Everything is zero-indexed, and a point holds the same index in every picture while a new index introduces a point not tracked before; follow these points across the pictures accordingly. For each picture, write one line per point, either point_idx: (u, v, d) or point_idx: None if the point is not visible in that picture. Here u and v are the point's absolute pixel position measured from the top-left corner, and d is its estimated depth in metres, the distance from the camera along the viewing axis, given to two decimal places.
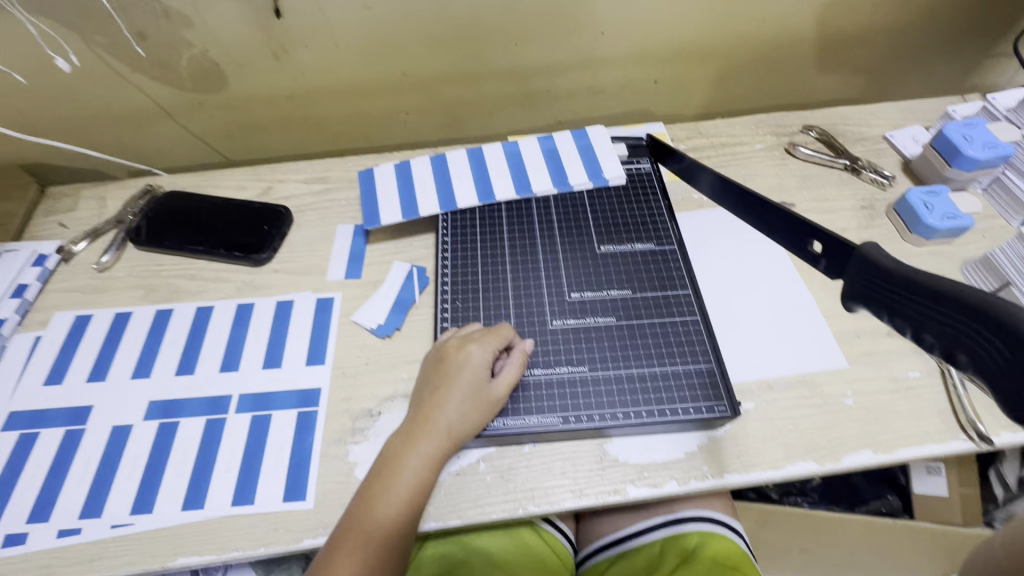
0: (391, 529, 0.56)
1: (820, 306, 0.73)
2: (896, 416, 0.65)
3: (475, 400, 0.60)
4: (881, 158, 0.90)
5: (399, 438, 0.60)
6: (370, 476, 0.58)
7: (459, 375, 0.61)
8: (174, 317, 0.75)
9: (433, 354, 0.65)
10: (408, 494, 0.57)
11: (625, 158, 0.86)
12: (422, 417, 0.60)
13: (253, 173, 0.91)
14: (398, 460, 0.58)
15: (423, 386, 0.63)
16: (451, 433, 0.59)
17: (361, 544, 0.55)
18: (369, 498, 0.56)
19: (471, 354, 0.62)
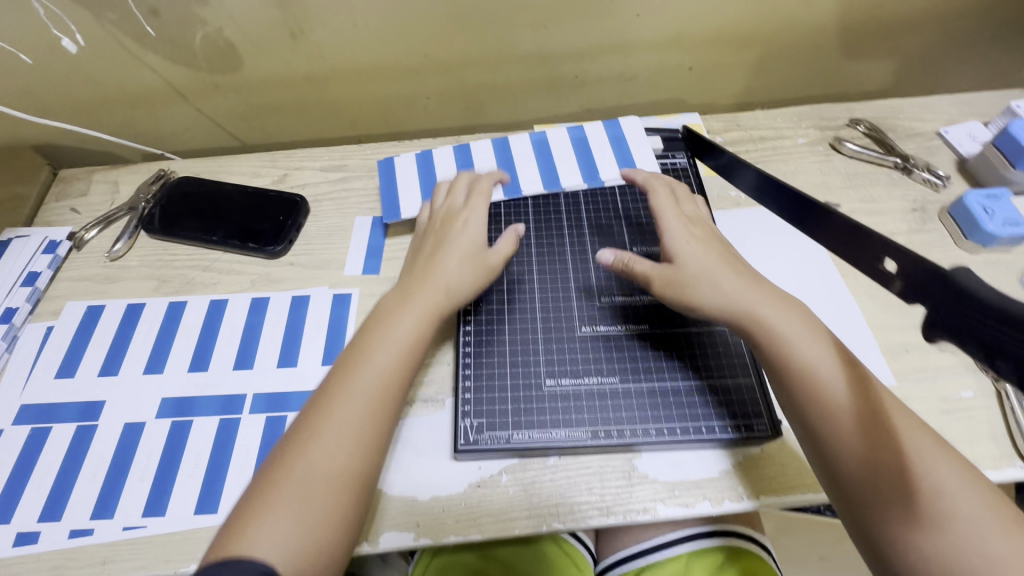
0: (386, 370, 0.56)
1: (866, 316, 0.69)
2: (948, 439, 0.60)
3: (473, 257, 0.64)
4: (934, 157, 0.84)
5: (394, 291, 0.63)
6: (361, 331, 0.60)
7: (456, 237, 0.66)
8: (187, 310, 0.72)
9: (427, 230, 0.70)
10: (405, 335, 0.58)
11: (659, 152, 0.82)
12: (420, 272, 0.64)
13: (269, 160, 0.88)
14: (393, 307, 0.61)
15: (418, 252, 0.67)
16: (447, 286, 0.62)
17: (353, 384, 0.55)
18: (362, 345, 0.58)
19: (460, 222, 0.68)
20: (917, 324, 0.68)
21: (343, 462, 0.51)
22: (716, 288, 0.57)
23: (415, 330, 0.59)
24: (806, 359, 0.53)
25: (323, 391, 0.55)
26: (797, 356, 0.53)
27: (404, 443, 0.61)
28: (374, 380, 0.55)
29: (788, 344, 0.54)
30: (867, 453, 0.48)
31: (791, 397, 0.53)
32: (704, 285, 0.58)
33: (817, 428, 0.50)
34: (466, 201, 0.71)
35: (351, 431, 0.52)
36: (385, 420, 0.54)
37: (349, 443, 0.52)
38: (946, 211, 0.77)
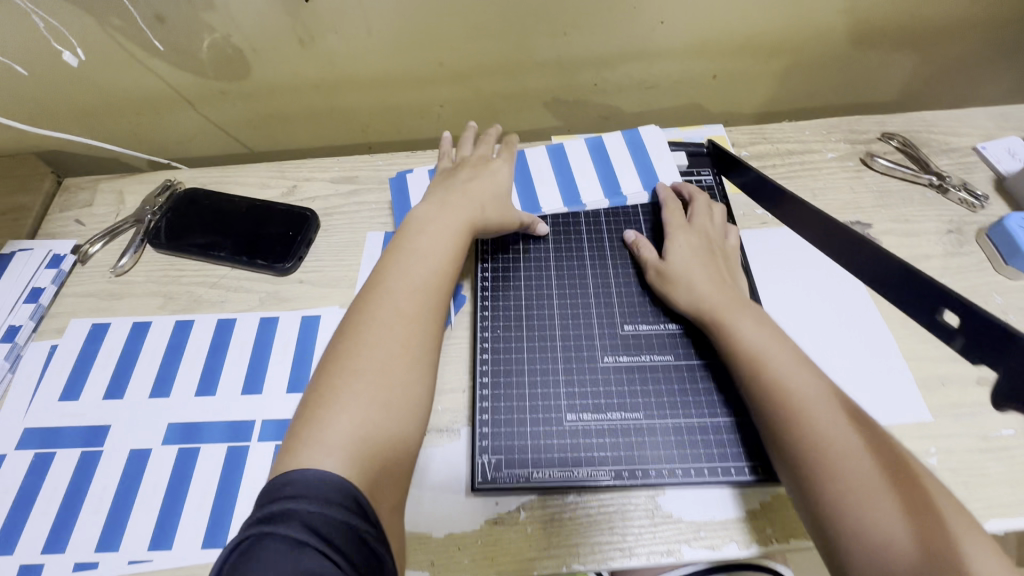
0: (434, 273, 0.59)
1: (899, 346, 0.66)
2: (989, 481, 0.57)
3: (505, 191, 0.71)
4: (970, 174, 0.80)
5: (427, 208, 0.66)
6: (395, 246, 0.62)
7: (486, 170, 0.72)
8: (194, 329, 0.70)
9: (448, 168, 0.74)
10: (448, 244, 0.62)
11: (684, 168, 0.79)
12: (455, 192, 0.68)
13: (278, 171, 0.85)
14: (431, 220, 0.64)
15: (444, 182, 0.71)
16: (486, 207, 0.67)
17: (406, 282, 0.58)
18: (404, 255, 0.60)
19: (493, 165, 0.72)
20: (953, 355, 0.65)
21: (408, 351, 0.54)
22: (693, 283, 0.62)
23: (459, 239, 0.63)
24: (760, 352, 0.55)
25: (365, 294, 0.57)
26: (750, 348, 0.55)
27: (418, 476, 0.59)
28: (426, 279, 0.59)
29: (742, 338, 0.56)
30: (815, 443, 0.49)
31: (746, 388, 0.55)
32: (684, 277, 0.63)
33: (767, 418, 0.52)
34: (489, 146, 0.77)
35: (408, 327, 0.55)
36: (439, 316, 0.58)
37: (406, 337, 0.54)
38: (984, 233, 0.74)
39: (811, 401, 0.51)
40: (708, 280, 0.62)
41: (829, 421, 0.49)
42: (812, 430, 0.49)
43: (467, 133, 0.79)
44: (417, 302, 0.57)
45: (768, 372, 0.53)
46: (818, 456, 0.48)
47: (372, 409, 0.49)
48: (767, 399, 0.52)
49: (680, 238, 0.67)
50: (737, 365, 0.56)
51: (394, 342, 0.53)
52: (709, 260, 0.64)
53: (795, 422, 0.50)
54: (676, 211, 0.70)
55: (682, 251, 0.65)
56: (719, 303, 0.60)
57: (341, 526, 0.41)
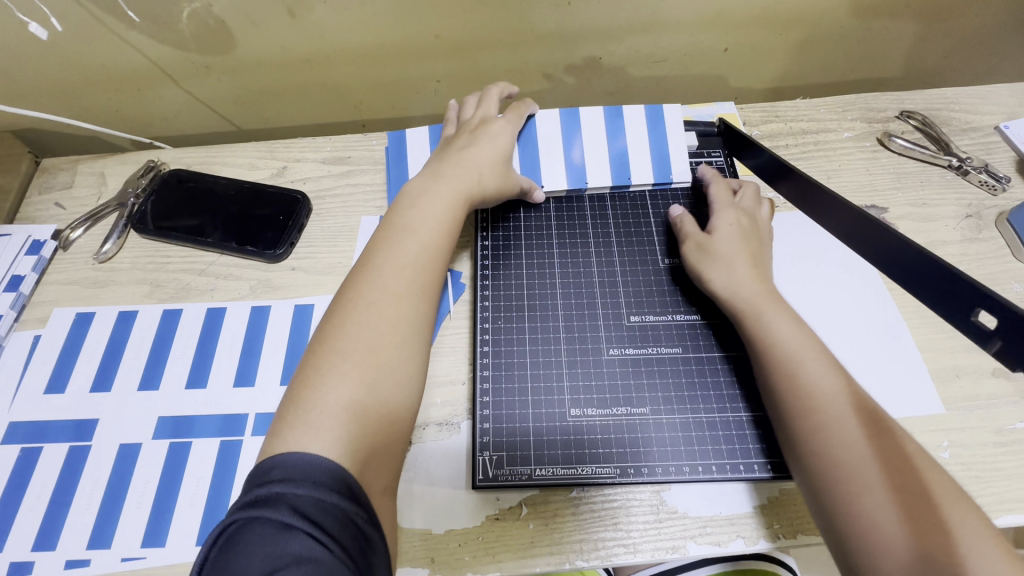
0: (426, 248, 0.56)
1: (913, 336, 0.64)
2: (1002, 477, 0.56)
3: (503, 153, 0.67)
4: (991, 155, 0.77)
5: (421, 178, 0.63)
6: (388, 218, 0.60)
7: (485, 135, 0.67)
8: (183, 318, 0.68)
9: (450, 134, 0.71)
10: (441, 215, 0.59)
11: (694, 149, 0.75)
12: (450, 160, 0.64)
13: (267, 151, 0.81)
14: (422, 189, 0.61)
15: (442, 150, 0.67)
16: (480, 173, 0.64)
17: (392, 254, 0.55)
18: (392, 228, 0.58)
19: (493, 127, 0.68)
20: (968, 345, 0.63)
21: (395, 325, 0.51)
22: (724, 274, 0.59)
23: (449, 207, 0.60)
24: (790, 353, 0.52)
25: (354, 271, 0.55)
26: (781, 347, 0.52)
27: (418, 471, 0.57)
28: (413, 250, 0.56)
29: (772, 335, 0.53)
30: (836, 450, 0.46)
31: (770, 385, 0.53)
32: (713, 265, 0.60)
33: (789, 418, 0.50)
34: (493, 107, 0.72)
35: (395, 303, 0.52)
36: (428, 286, 0.55)
37: (395, 315, 0.51)
38: (1004, 217, 0.71)
39: (837, 409, 0.48)
40: (742, 271, 0.59)
41: (856, 432, 0.47)
42: (835, 436, 0.47)
43: (472, 99, 0.74)
44: (405, 276, 0.54)
45: (793, 374, 0.51)
46: (838, 464, 0.46)
47: (358, 391, 0.47)
48: (792, 399, 0.50)
49: (717, 223, 0.63)
50: (763, 362, 0.53)
51: (378, 320, 0.51)
52: (745, 248, 0.61)
53: (818, 426, 0.48)
54: (718, 194, 0.66)
55: (715, 237, 0.62)
56: (748, 297, 0.57)
57: (333, 511, 0.39)
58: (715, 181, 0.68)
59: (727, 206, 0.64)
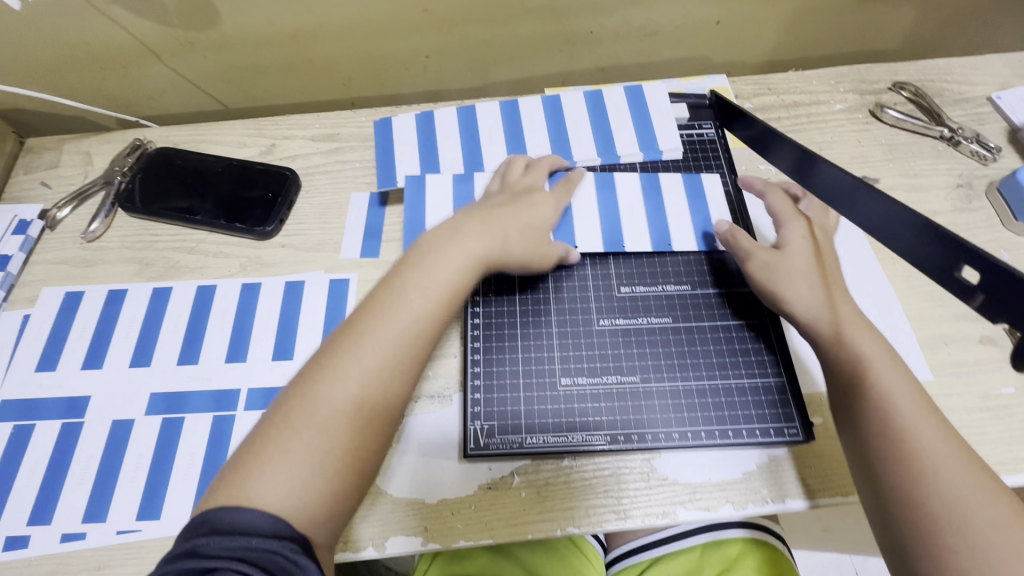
0: (433, 316, 0.50)
1: (902, 305, 0.64)
2: (986, 440, 0.56)
3: (535, 228, 0.60)
4: (983, 125, 0.77)
5: (437, 234, 0.56)
6: (394, 270, 0.53)
7: (527, 202, 0.61)
8: (173, 296, 0.67)
9: (492, 191, 0.64)
10: (457, 281, 0.53)
11: (684, 121, 0.75)
12: (480, 215, 0.58)
13: (255, 128, 0.80)
14: (434, 247, 0.54)
15: (475, 207, 0.60)
16: (506, 243, 0.57)
17: (383, 325, 0.48)
18: (391, 290, 0.51)
19: (540, 198, 0.63)
20: (957, 314, 0.63)
21: (367, 408, 0.46)
22: (807, 290, 0.55)
23: (460, 277, 0.53)
24: (882, 380, 0.49)
25: (339, 331, 0.49)
26: (874, 374, 0.49)
27: (409, 442, 0.58)
28: (408, 323, 0.49)
29: (863, 360, 0.50)
30: (934, 485, 0.43)
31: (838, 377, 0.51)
32: (791, 283, 0.56)
33: (877, 446, 0.47)
34: (541, 171, 0.66)
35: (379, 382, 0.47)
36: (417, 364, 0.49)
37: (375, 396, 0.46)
38: (995, 187, 0.71)
39: (936, 441, 0.45)
40: (823, 291, 0.55)
41: (956, 467, 0.44)
42: (932, 469, 0.44)
43: (519, 159, 0.68)
44: (384, 353, 0.47)
45: (887, 401, 0.48)
46: (936, 497, 0.43)
47: (317, 473, 0.43)
48: (884, 427, 0.47)
49: (792, 238, 0.60)
50: (849, 386, 0.50)
51: (354, 405, 0.45)
52: (821, 267, 0.57)
53: (914, 457, 0.45)
54: (787, 208, 0.62)
55: (789, 254, 0.58)
56: (831, 319, 0.53)
57: (256, 548, 0.38)
58: (772, 191, 0.64)
59: (799, 221, 0.61)
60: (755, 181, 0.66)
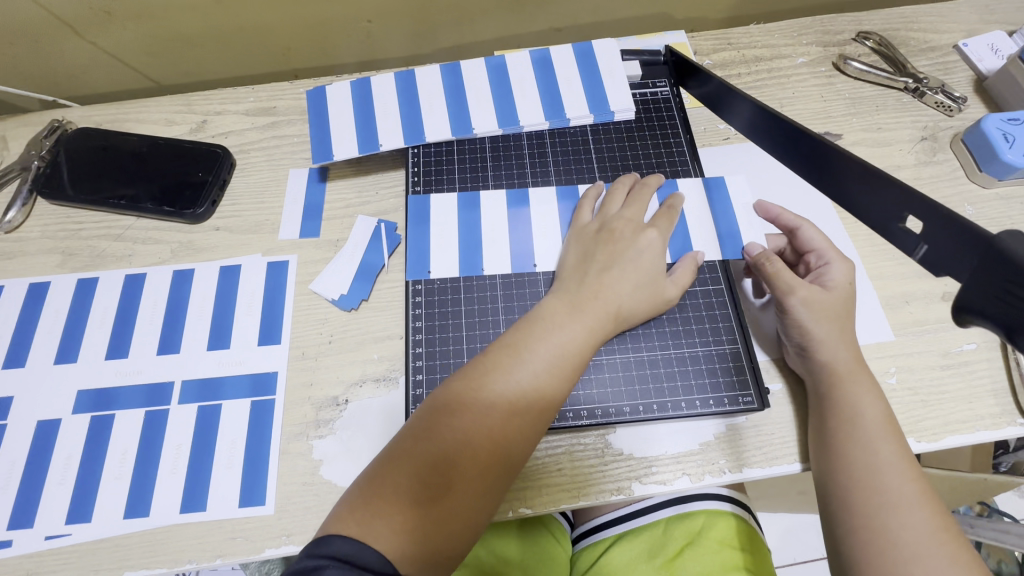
0: (549, 386, 0.48)
1: (864, 265, 0.62)
2: (946, 398, 0.55)
3: (651, 283, 0.55)
4: (949, 75, 0.74)
5: (559, 302, 0.53)
6: (513, 331, 0.52)
7: (635, 249, 0.56)
8: (99, 287, 0.63)
9: (587, 230, 0.59)
10: (574, 350, 0.50)
11: (637, 80, 0.71)
12: (590, 281, 0.54)
13: (184, 104, 0.75)
14: (561, 313, 0.52)
15: (581, 265, 0.56)
16: (619, 308, 0.53)
17: (511, 397, 0.47)
18: (513, 354, 0.49)
19: (646, 237, 0.57)
20: (919, 271, 0.61)
21: (463, 474, 0.44)
22: (816, 327, 0.52)
23: (583, 351, 0.51)
24: (872, 430, 0.48)
25: (461, 388, 0.48)
26: (865, 422, 0.49)
27: (354, 429, 0.55)
28: (535, 398, 0.48)
29: (860, 409, 0.49)
30: (899, 538, 0.43)
31: (817, 396, 0.52)
32: (816, 326, 0.52)
33: (848, 488, 0.47)
34: (640, 204, 0.59)
35: (486, 452, 0.45)
36: (526, 438, 0.47)
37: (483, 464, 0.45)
38: (959, 138, 0.68)
39: (911, 494, 0.45)
40: (837, 336, 0.52)
41: (924, 521, 0.44)
42: (896, 522, 0.44)
43: (621, 185, 0.61)
44: (513, 427, 0.47)
45: (871, 450, 0.47)
46: (896, 550, 0.43)
47: (409, 523, 0.42)
48: (863, 475, 0.47)
49: (833, 279, 0.55)
50: (840, 429, 0.49)
51: (477, 482, 0.45)
52: (844, 313, 0.54)
53: (885, 506, 0.45)
54: (832, 247, 0.56)
55: (823, 294, 0.53)
56: (837, 362, 0.51)
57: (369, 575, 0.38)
58: (808, 224, 0.58)
59: (845, 262, 0.56)
60: (775, 207, 0.60)
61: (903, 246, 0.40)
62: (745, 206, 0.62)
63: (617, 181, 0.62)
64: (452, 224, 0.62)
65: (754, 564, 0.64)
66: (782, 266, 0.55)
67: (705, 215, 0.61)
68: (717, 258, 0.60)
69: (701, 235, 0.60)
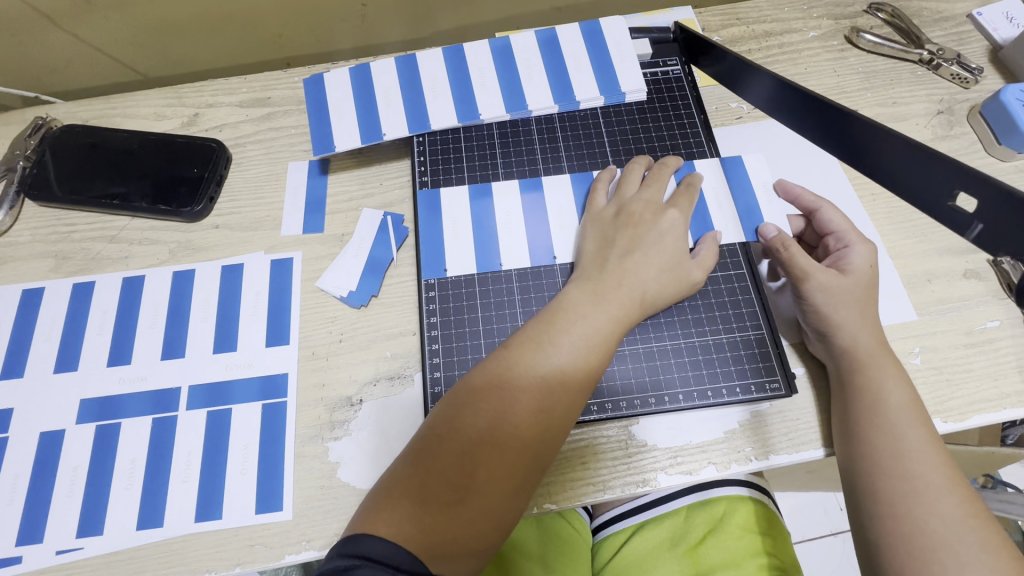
0: (575, 378, 0.47)
1: (884, 244, 0.61)
2: (972, 376, 0.54)
3: (674, 267, 0.53)
4: (963, 46, 0.72)
5: (580, 290, 0.51)
6: (535, 322, 0.50)
7: (656, 233, 0.54)
8: (96, 291, 0.61)
9: (604, 215, 0.57)
10: (600, 340, 0.48)
11: (647, 60, 0.69)
12: (613, 268, 0.52)
13: (174, 96, 0.72)
14: (584, 302, 0.50)
15: (601, 251, 0.54)
16: (644, 294, 0.52)
17: (538, 390, 0.46)
18: (537, 346, 0.48)
19: (667, 219, 0.55)
20: (940, 249, 0.60)
21: (491, 470, 0.43)
22: (837, 311, 0.51)
23: (609, 340, 0.49)
24: (896, 415, 0.47)
25: (485, 382, 0.46)
26: (889, 408, 0.48)
27: (371, 429, 0.54)
28: (562, 390, 0.46)
29: (884, 394, 0.48)
30: (926, 524, 0.43)
31: (839, 382, 0.51)
32: (838, 311, 0.51)
33: (873, 475, 0.46)
34: (659, 186, 0.57)
35: (514, 447, 0.44)
36: (554, 432, 0.45)
37: (511, 459, 0.43)
38: (977, 111, 0.66)
39: (938, 480, 0.44)
40: (859, 320, 0.51)
41: (952, 508, 0.43)
42: (923, 508, 0.43)
43: (637, 166, 0.59)
44: (541, 421, 0.45)
45: (896, 436, 0.46)
46: (923, 537, 0.42)
47: (436, 520, 0.40)
48: (888, 461, 0.46)
49: (853, 262, 0.53)
50: (864, 415, 0.48)
51: (507, 478, 0.43)
52: (866, 296, 0.52)
53: (911, 493, 0.44)
54: (853, 228, 0.55)
55: (844, 279, 0.52)
56: (859, 347, 0.50)
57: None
58: (828, 205, 0.57)
59: (867, 245, 0.54)
60: (796, 188, 0.59)
61: (954, 225, 0.38)
62: (764, 187, 0.60)
63: (632, 163, 0.60)
64: (462, 215, 0.60)
65: (776, 549, 0.64)
66: (797, 250, 0.53)
67: (723, 197, 0.60)
68: (737, 241, 0.58)
69: (719, 217, 0.59)
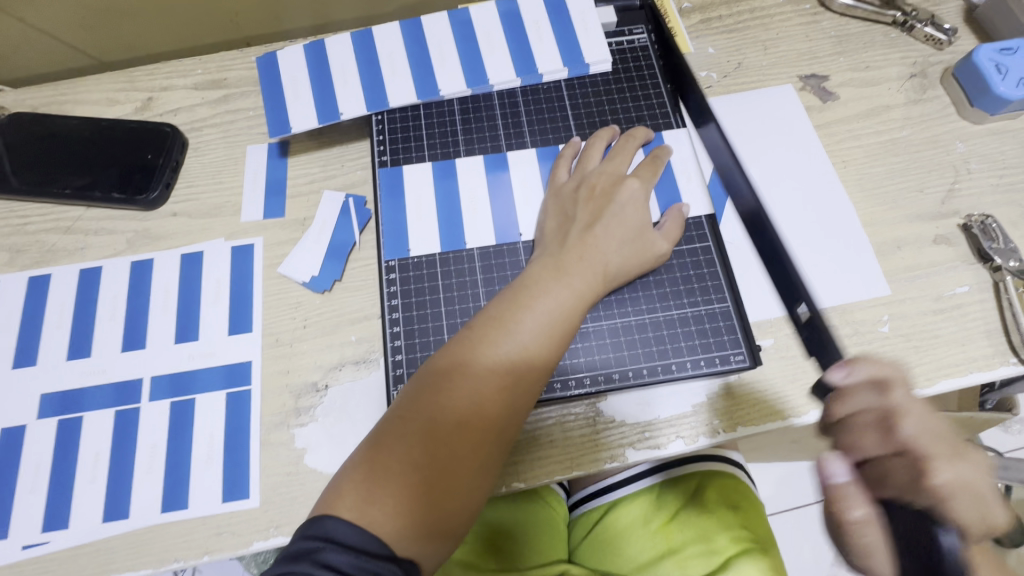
0: (540, 356, 0.46)
1: (856, 212, 0.60)
2: (939, 342, 0.54)
3: (637, 239, 0.52)
4: (938, 6, 0.70)
5: (542, 267, 0.50)
6: (499, 301, 0.49)
7: (619, 206, 0.53)
8: (53, 285, 0.59)
9: (564, 190, 0.56)
10: (564, 317, 0.48)
11: (613, 27, 0.67)
12: (574, 244, 0.51)
13: (127, 80, 0.69)
14: (546, 280, 0.49)
15: (562, 227, 0.53)
16: (607, 268, 0.51)
17: (502, 368, 0.45)
18: (501, 326, 0.47)
19: (629, 189, 0.54)
20: (909, 216, 0.59)
21: (459, 451, 0.42)
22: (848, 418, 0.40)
23: (573, 316, 0.48)
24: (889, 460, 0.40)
25: (449, 364, 0.45)
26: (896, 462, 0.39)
27: (337, 415, 0.53)
28: (526, 368, 0.46)
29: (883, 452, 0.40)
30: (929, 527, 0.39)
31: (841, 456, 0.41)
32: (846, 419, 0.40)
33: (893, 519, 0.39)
34: (623, 160, 0.56)
35: (481, 427, 0.43)
36: (521, 409, 0.45)
37: (479, 438, 0.43)
38: (950, 73, 0.65)
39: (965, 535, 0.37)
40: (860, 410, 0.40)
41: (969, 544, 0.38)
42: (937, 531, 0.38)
43: (600, 140, 0.58)
44: (507, 401, 0.45)
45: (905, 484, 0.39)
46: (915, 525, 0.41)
47: (406, 504, 0.40)
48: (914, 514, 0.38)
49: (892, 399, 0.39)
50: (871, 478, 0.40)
51: (472, 459, 0.43)
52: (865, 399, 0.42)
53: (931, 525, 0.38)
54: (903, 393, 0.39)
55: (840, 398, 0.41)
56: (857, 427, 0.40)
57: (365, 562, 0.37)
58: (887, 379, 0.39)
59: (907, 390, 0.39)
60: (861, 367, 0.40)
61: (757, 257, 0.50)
62: None
63: (594, 136, 0.59)
64: (425, 194, 0.59)
65: (748, 519, 0.65)
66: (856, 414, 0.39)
67: (690, 168, 0.59)
68: (703, 213, 0.57)
69: (685, 190, 0.58)
